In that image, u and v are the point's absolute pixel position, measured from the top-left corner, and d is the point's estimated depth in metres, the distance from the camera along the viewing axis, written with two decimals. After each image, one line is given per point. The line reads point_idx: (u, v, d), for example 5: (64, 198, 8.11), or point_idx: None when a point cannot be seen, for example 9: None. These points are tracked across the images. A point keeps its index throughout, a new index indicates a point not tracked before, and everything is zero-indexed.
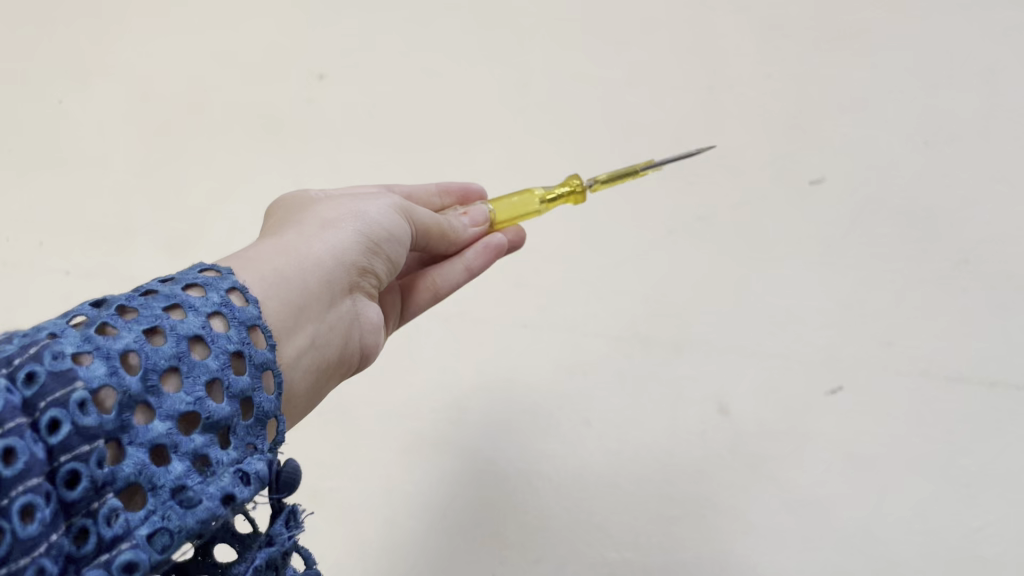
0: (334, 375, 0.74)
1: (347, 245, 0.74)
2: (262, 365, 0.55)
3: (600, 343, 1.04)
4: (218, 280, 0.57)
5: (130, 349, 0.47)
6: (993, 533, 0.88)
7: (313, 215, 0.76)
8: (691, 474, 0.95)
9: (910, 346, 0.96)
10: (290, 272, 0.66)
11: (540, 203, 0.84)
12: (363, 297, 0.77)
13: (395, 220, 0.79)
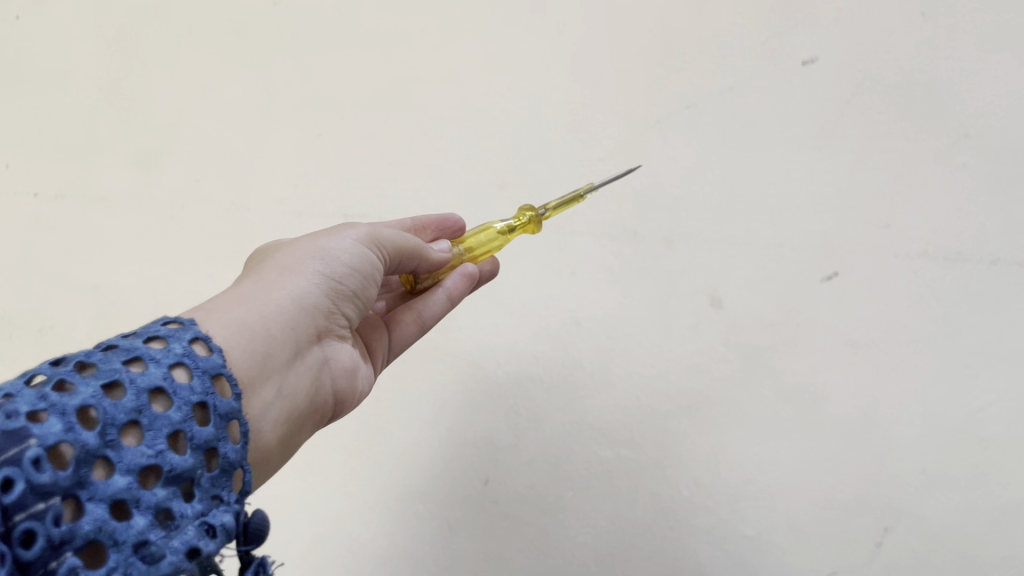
0: (307, 423, 0.72)
1: (312, 287, 0.71)
2: (227, 415, 0.53)
3: (588, 239, 1.00)
4: (180, 332, 0.55)
5: (88, 404, 0.45)
6: (994, 412, 0.87)
7: (275, 260, 0.72)
8: (685, 368, 0.93)
9: (911, 225, 0.92)
10: (250, 322, 0.63)
11: (501, 235, 0.83)
12: (332, 337, 0.75)
13: (361, 252, 0.75)
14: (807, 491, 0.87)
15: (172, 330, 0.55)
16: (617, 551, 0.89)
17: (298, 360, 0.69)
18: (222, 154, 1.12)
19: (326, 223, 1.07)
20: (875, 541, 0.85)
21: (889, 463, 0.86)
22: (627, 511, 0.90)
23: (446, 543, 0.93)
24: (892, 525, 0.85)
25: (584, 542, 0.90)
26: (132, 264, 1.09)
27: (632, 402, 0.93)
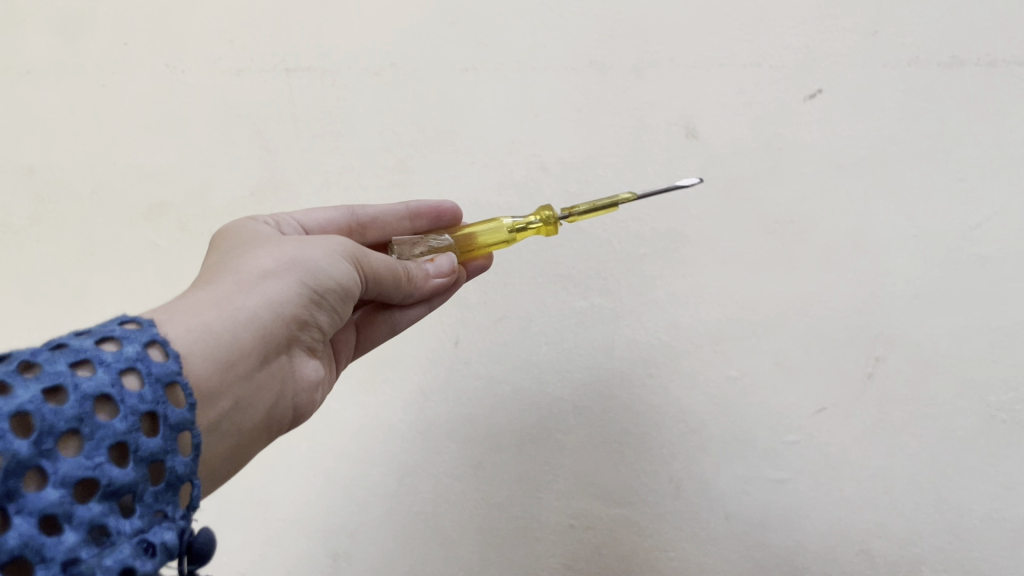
0: (262, 438, 0.64)
1: (289, 291, 0.63)
2: (179, 425, 0.48)
3: (549, 74, 0.91)
4: (137, 332, 0.50)
5: (25, 410, 0.41)
6: (994, 228, 0.80)
7: (252, 256, 0.65)
8: (661, 206, 0.86)
9: (904, 30, 0.83)
10: (218, 329, 0.57)
11: (508, 237, 0.75)
12: (298, 347, 0.68)
13: (346, 266, 0.68)
14: (793, 327, 0.81)
15: (129, 329, 0.50)
16: (595, 404, 0.85)
17: (258, 375, 0.61)
18: (149, 14, 1.02)
19: (266, 80, 0.99)
20: (866, 372, 0.79)
21: (881, 290, 0.80)
22: (605, 361, 0.85)
23: (418, 407, 0.89)
24: (885, 354, 0.79)
25: (562, 397, 0.86)
26: (67, 142, 1.03)
27: (605, 248, 0.87)
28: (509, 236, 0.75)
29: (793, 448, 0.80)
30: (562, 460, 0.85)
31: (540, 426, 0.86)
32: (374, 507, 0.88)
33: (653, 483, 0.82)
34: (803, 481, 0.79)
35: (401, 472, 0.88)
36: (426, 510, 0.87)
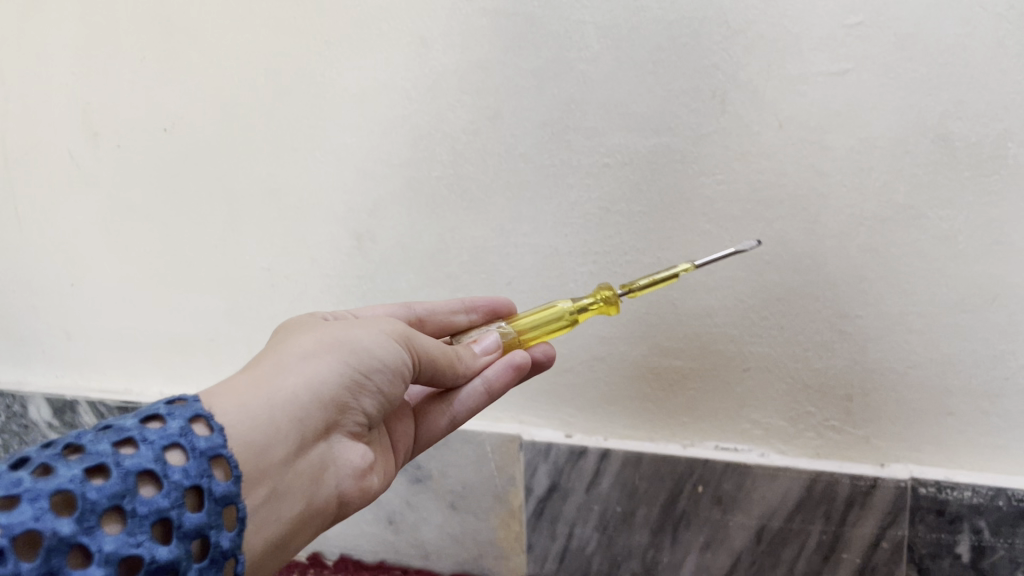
0: (303, 531, 0.58)
1: (326, 368, 0.58)
2: (223, 499, 0.48)
3: None
4: (181, 409, 0.50)
5: (67, 487, 0.42)
6: None
7: (293, 340, 0.60)
8: None
9: None
10: (253, 412, 0.53)
11: (569, 316, 0.70)
12: (341, 431, 0.60)
13: (399, 351, 0.62)
14: None
15: (172, 406, 0.50)
16: (623, 21, 0.73)
17: (295, 463, 0.55)
18: None
19: None
20: None
21: None
22: None
23: (422, 62, 0.81)
24: None
25: (583, 20, 0.74)
26: None
27: None
28: (568, 322, 0.70)
29: (853, 32, 0.67)
30: (590, 94, 0.76)
31: (561, 59, 0.76)
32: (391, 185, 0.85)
33: (694, 101, 0.73)
34: (866, 69, 0.67)
35: (415, 136, 0.83)
36: (446, 175, 0.83)
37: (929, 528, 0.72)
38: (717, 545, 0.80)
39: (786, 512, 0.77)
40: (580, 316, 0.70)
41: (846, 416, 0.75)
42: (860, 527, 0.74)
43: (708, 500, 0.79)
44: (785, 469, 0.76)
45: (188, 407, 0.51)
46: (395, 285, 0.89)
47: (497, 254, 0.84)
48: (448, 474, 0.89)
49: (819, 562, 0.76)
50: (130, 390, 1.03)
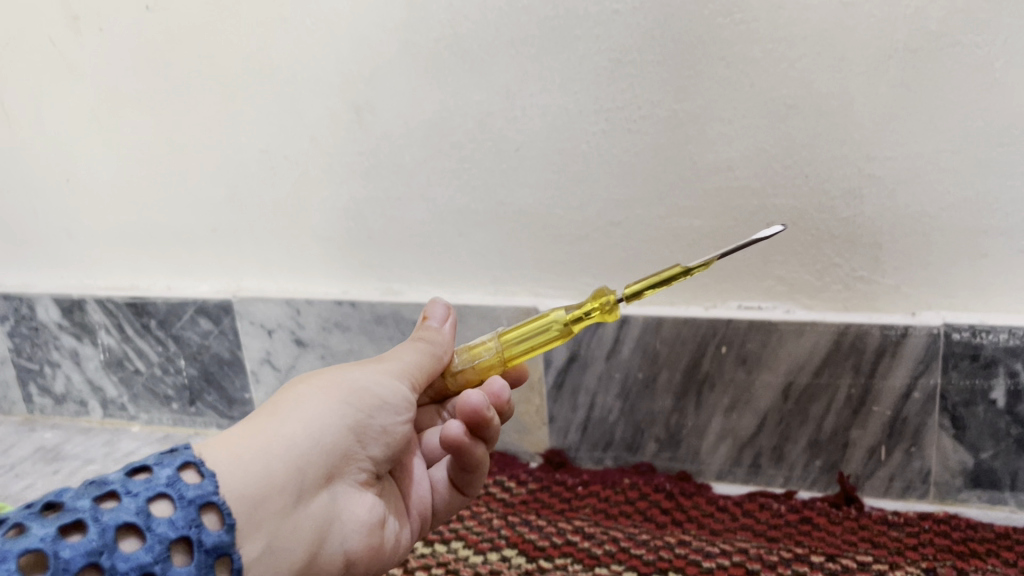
0: None
1: (314, 435, 0.51)
2: (215, 551, 0.43)
3: None
4: (169, 458, 0.46)
5: (36, 547, 0.38)
6: None
7: (289, 389, 0.54)
8: None
9: None
10: (246, 462, 0.47)
11: (561, 329, 0.57)
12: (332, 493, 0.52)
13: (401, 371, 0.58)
14: None
15: (162, 455, 0.46)
16: None
17: (299, 507, 0.49)
18: None
19: None
20: None
21: None
22: None
23: None
24: None
25: None
26: None
27: None
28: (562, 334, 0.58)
29: None
30: None
31: None
32: (387, 51, 0.80)
33: None
34: None
35: None
36: (445, 36, 0.77)
37: (962, 375, 0.70)
38: (742, 407, 0.78)
39: (813, 367, 0.74)
40: (577, 327, 0.58)
41: (875, 266, 0.72)
42: (890, 377, 0.72)
43: (732, 361, 0.77)
44: (811, 323, 0.73)
45: (176, 454, 0.46)
46: (398, 160, 0.83)
47: (502, 118, 0.78)
48: None
49: (848, 417, 0.75)
50: (138, 287, 1.01)
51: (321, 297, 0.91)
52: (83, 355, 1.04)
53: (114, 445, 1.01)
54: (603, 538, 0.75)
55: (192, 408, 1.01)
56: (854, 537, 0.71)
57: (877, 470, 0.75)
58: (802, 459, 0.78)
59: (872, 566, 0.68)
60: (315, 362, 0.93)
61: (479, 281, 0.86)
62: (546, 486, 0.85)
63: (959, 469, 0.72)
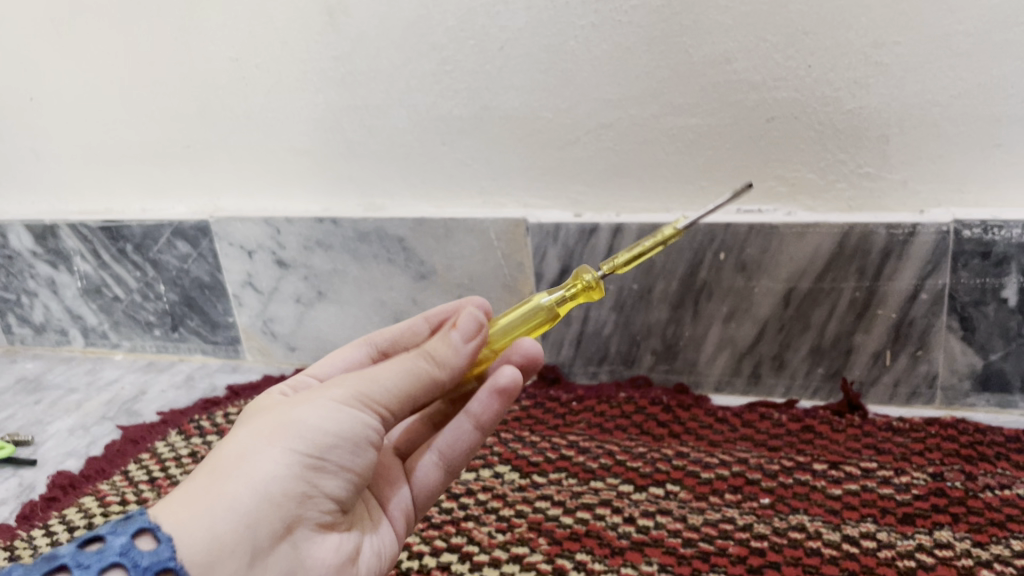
0: None
1: (273, 468, 0.41)
2: None
3: None
4: (130, 520, 0.40)
5: None
6: None
7: (234, 435, 0.43)
8: None
9: None
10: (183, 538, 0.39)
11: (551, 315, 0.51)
12: (304, 531, 0.42)
13: (348, 440, 0.43)
14: None
15: (127, 516, 0.40)
16: None
17: (258, 566, 0.40)
18: None
19: None
20: None
21: None
22: None
23: None
24: None
25: None
26: None
27: None
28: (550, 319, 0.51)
29: None
30: None
31: None
32: None
33: None
34: None
35: None
36: None
37: (972, 274, 0.67)
38: (741, 315, 0.75)
39: (815, 272, 0.71)
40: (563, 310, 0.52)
41: (882, 162, 0.68)
42: (896, 279, 0.69)
43: (731, 268, 0.74)
44: (813, 225, 0.70)
45: (123, 532, 0.39)
46: (375, 64, 0.78)
47: (484, 14, 0.73)
48: (454, 268, 0.83)
49: (852, 322, 0.72)
50: (112, 211, 0.97)
51: (301, 215, 0.87)
52: (60, 283, 1.00)
53: (97, 374, 0.99)
54: (599, 452, 0.73)
55: (176, 335, 0.99)
56: (858, 444, 0.69)
57: (882, 376, 0.73)
58: (803, 367, 0.75)
59: (876, 473, 0.65)
60: (298, 283, 0.90)
61: (465, 192, 0.81)
62: (540, 403, 0.82)
63: (968, 372, 0.70)
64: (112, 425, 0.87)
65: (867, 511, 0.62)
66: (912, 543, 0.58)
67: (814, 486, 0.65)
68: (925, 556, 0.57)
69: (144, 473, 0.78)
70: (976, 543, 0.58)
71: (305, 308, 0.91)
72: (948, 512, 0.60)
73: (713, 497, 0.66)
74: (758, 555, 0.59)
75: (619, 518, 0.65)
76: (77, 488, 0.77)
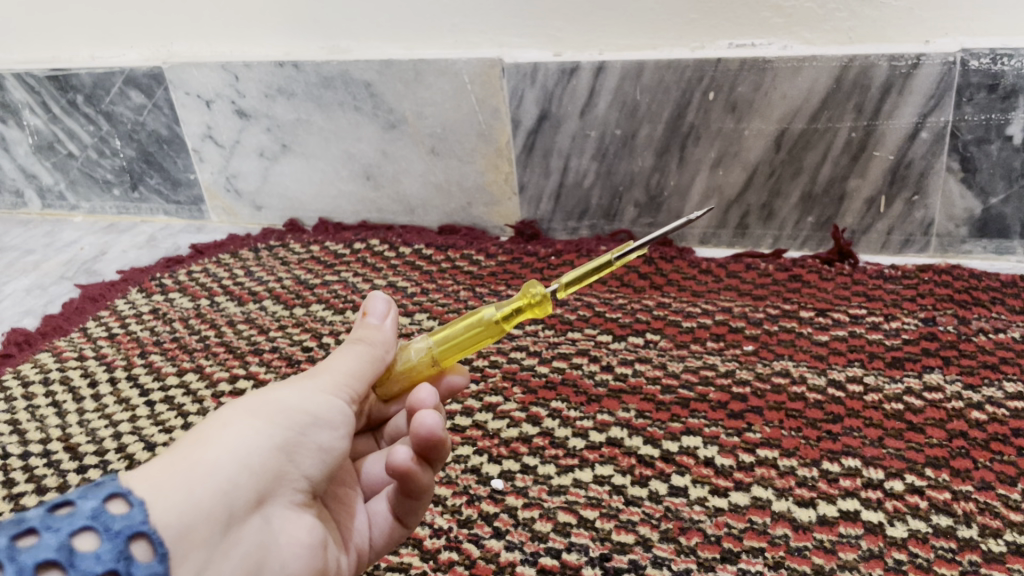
0: None
1: (252, 437, 0.35)
2: None
3: None
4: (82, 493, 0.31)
5: None
6: None
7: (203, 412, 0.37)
8: None
9: None
10: (159, 497, 0.31)
11: (486, 330, 0.44)
12: (275, 507, 0.36)
13: (325, 422, 0.38)
14: None
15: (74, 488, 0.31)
16: None
17: (232, 535, 0.33)
18: None
19: None
20: None
21: None
22: None
23: None
24: None
25: None
26: None
27: None
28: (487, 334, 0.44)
29: None
30: None
31: None
32: None
33: None
34: None
35: None
36: None
37: (977, 110, 0.62)
38: (729, 161, 0.71)
39: (810, 111, 0.66)
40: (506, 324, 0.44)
41: None
42: (896, 117, 0.64)
43: (720, 108, 0.69)
44: (810, 58, 0.64)
45: (82, 505, 0.30)
46: None
47: None
48: (425, 115, 0.78)
49: (847, 165, 0.67)
50: (60, 60, 0.90)
51: (261, 60, 0.80)
52: (11, 140, 0.95)
53: (55, 235, 0.94)
54: (577, 305, 0.70)
55: (136, 194, 0.94)
56: (848, 292, 0.66)
57: (875, 223, 0.69)
58: (793, 216, 0.71)
59: (865, 319, 0.63)
60: (261, 135, 0.84)
61: (435, 31, 0.75)
62: (517, 259, 0.78)
63: (965, 218, 0.67)
64: (71, 284, 0.84)
65: (854, 356, 0.59)
66: (901, 387, 0.56)
67: (800, 333, 0.62)
68: (913, 399, 0.55)
69: (103, 329, 0.75)
70: (968, 386, 0.55)
71: (269, 162, 0.86)
72: (939, 355, 0.58)
73: (694, 345, 0.63)
74: (739, 400, 0.57)
75: (597, 367, 0.62)
76: (33, 345, 0.73)
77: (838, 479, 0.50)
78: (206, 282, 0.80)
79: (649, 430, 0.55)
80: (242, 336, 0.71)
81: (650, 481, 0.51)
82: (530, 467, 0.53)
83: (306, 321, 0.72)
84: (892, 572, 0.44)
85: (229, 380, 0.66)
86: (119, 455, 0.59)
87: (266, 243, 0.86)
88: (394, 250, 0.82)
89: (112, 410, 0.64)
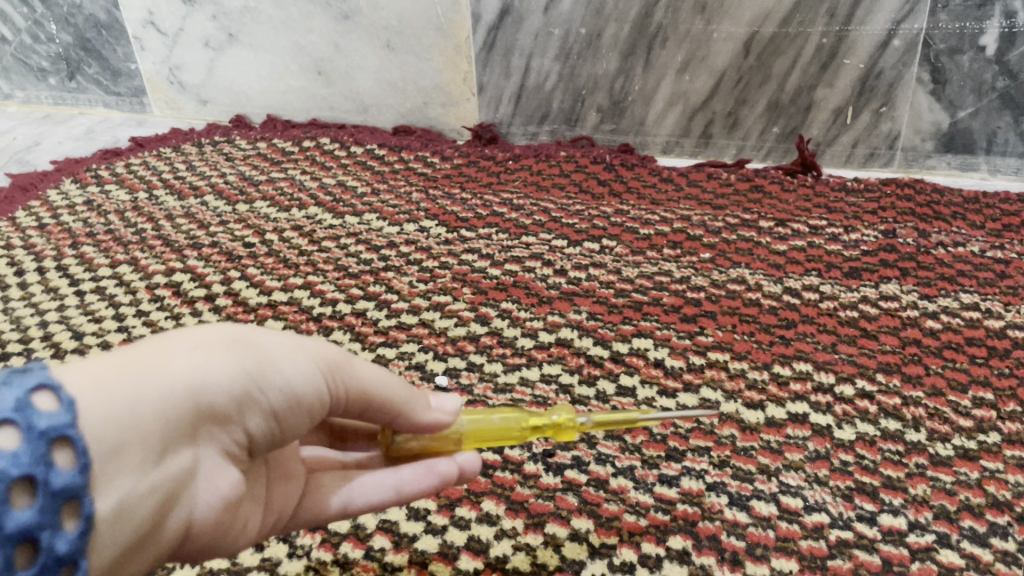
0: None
1: (223, 375, 0.27)
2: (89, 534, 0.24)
3: None
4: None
5: None
6: None
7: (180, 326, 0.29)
8: None
9: None
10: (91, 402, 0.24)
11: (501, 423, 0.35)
12: (210, 452, 0.28)
13: (305, 394, 0.30)
14: None
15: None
16: None
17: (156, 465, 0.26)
18: None
19: None
20: None
21: None
22: None
23: None
24: None
25: None
26: None
27: None
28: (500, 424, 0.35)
29: None
30: None
31: None
32: None
33: None
34: None
35: None
36: None
37: (952, 17, 0.60)
38: (696, 66, 0.68)
39: (783, 14, 0.64)
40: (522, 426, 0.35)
41: None
42: (869, 23, 0.62)
43: (690, 9, 0.66)
44: None
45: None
46: None
47: None
48: (381, 6, 0.74)
49: (816, 74, 0.65)
50: None
51: None
52: None
53: None
54: (533, 210, 0.67)
55: (73, 84, 0.89)
56: (809, 204, 0.64)
57: (841, 134, 0.68)
58: (758, 126, 0.69)
59: (824, 230, 0.61)
60: (206, 23, 0.80)
61: None
62: (473, 161, 0.75)
63: (932, 132, 0.65)
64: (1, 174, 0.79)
65: (811, 265, 0.58)
66: (856, 296, 0.55)
67: (758, 243, 0.61)
68: (868, 308, 0.54)
69: (33, 219, 0.71)
70: (923, 296, 0.54)
71: (215, 53, 0.82)
72: (897, 267, 0.57)
73: (651, 252, 0.61)
74: (692, 306, 0.55)
75: (550, 271, 0.60)
76: None
77: (788, 383, 0.49)
78: (146, 175, 0.76)
79: (599, 332, 0.54)
80: (180, 230, 0.68)
81: (598, 381, 0.50)
82: (477, 365, 0.51)
83: (248, 218, 0.69)
84: (838, 472, 0.43)
85: (165, 273, 0.63)
86: (45, 343, 0.56)
87: (210, 139, 0.82)
88: (345, 149, 0.78)
89: (40, 299, 0.61)
